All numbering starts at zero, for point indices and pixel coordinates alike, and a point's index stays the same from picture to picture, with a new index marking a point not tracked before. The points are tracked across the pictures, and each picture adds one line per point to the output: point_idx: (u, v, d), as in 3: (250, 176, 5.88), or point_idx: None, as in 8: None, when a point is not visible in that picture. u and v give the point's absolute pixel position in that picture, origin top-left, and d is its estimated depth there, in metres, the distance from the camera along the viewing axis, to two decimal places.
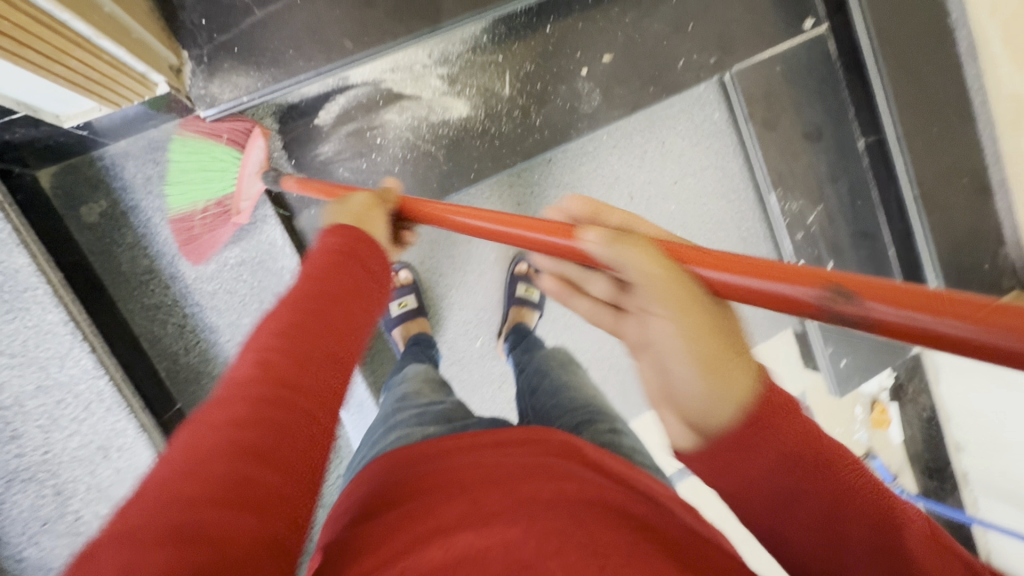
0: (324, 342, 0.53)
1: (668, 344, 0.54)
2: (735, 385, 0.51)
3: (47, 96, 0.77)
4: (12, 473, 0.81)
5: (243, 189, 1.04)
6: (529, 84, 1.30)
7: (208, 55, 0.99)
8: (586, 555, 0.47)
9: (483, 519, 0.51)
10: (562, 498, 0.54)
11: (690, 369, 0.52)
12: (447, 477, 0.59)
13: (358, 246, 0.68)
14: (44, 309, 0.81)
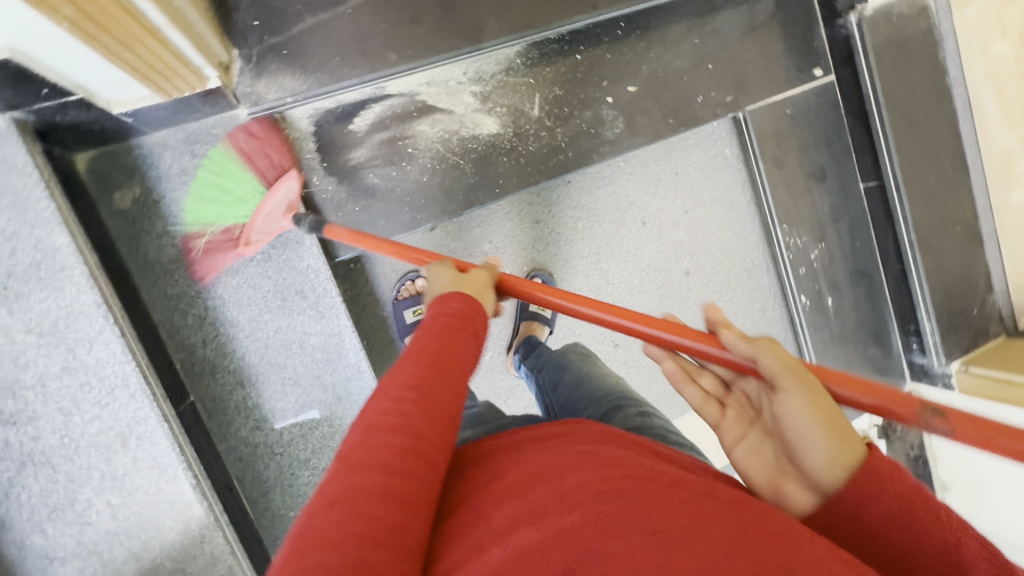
0: (430, 399, 0.69)
1: (794, 414, 0.67)
2: (852, 446, 0.63)
3: (107, 83, 0.78)
4: (26, 456, 0.79)
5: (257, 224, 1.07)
6: (557, 107, 1.35)
7: (257, 55, 1.02)
8: (644, 534, 0.54)
9: (545, 510, 0.60)
10: (617, 488, 0.61)
11: (822, 438, 0.64)
12: (520, 474, 0.69)
13: (473, 317, 0.85)
14: (78, 290, 0.80)
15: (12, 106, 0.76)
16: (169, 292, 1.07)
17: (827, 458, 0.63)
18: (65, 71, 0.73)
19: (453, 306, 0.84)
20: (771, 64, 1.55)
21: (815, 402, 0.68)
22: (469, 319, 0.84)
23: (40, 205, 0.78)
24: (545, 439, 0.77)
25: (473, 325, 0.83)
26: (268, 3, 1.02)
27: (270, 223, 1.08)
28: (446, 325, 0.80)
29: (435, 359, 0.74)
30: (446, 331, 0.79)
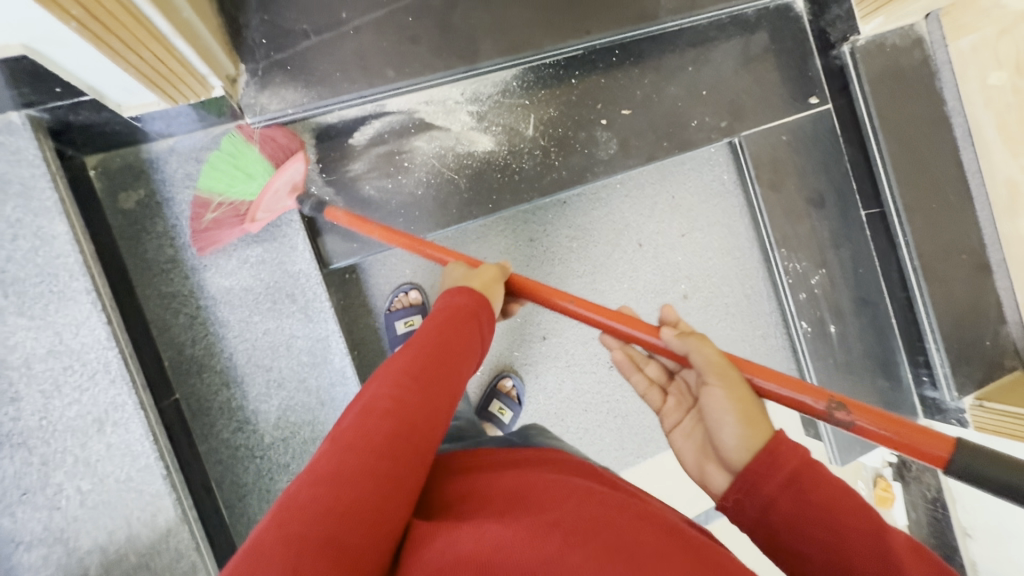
0: (415, 401, 0.71)
1: (715, 403, 0.77)
2: (763, 434, 0.71)
3: (117, 86, 0.84)
4: (3, 436, 0.81)
5: (263, 203, 1.08)
6: (551, 128, 1.39)
7: (262, 70, 1.09)
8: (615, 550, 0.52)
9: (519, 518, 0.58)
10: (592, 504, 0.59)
11: (735, 423, 0.73)
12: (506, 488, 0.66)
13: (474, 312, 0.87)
14: (71, 277, 0.84)
15: (27, 105, 0.81)
16: (160, 288, 1.10)
17: (738, 442, 0.72)
18: (78, 72, 0.79)
19: (462, 295, 0.88)
20: (766, 93, 1.58)
21: (736, 403, 0.75)
22: (478, 302, 0.88)
23: (44, 194, 0.83)
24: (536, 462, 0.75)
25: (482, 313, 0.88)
26: (276, 24, 1.09)
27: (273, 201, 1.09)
28: (456, 316, 0.85)
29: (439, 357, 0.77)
30: (455, 321, 0.84)
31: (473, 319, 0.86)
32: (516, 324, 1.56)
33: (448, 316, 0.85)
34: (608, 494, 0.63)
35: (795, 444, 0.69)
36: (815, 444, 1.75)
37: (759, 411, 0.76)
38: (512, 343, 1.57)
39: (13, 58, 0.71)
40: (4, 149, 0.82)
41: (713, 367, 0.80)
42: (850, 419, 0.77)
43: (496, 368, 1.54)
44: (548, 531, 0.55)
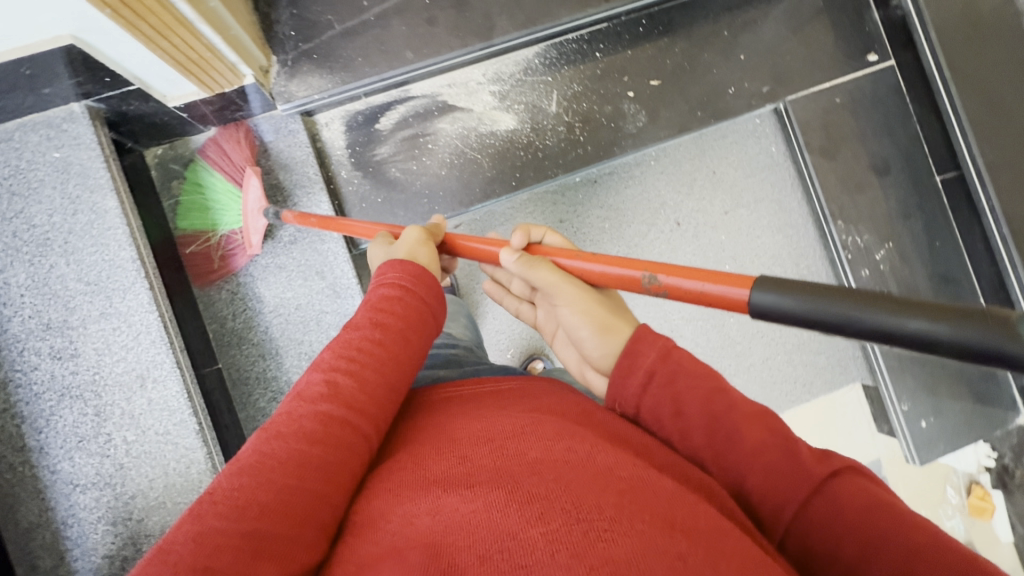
0: (361, 373, 0.68)
1: (574, 322, 0.82)
2: (621, 335, 0.78)
3: (155, 73, 0.94)
4: (65, 389, 0.92)
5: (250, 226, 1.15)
6: (576, 103, 1.37)
7: (291, 60, 1.16)
8: (567, 520, 0.48)
9: (469, 483, 0.55)
10: (553, 463, 0.55)
11: (591, 332, 0.80)
12: (477, 435, 0.63)
13: (413, 282, 0.80)
14: (120, 246, 0.93)
15: (85, 95, 0.92)
16: (207, 269, 1.19)
17: (604, 351, 0.78)
18: (121, 61, 0.88)
19: (393, 274, 0.81)
20: (816, 52, 1.45)
21: (585, 318, 0.81)
22: (416, 281, 0.81)
23: (98, 173, 0.93)
24: (518, 402, 0.71)
25: (425, 296, 0.80)
26: (304, 16, 1.16)
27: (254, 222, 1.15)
28: (386, 295, 0.78)
29: (374, 341, 0.72)
30: (389, 304, 0.77)
31: (415, 300, 0.79)
32: None
33: (389, 297, 0.78)
34: (576, 445, 0.58)
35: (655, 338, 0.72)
36: (890, 441, 1.56)
37: (618, 311, 0.83)
38: None
39: (62, 49, 0.80)
40: (66, 136, 0.93)
41: (551, 285, 0.84)
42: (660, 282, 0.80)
43: (527, 352, 1.52)
44: (496, 501, 0.51)
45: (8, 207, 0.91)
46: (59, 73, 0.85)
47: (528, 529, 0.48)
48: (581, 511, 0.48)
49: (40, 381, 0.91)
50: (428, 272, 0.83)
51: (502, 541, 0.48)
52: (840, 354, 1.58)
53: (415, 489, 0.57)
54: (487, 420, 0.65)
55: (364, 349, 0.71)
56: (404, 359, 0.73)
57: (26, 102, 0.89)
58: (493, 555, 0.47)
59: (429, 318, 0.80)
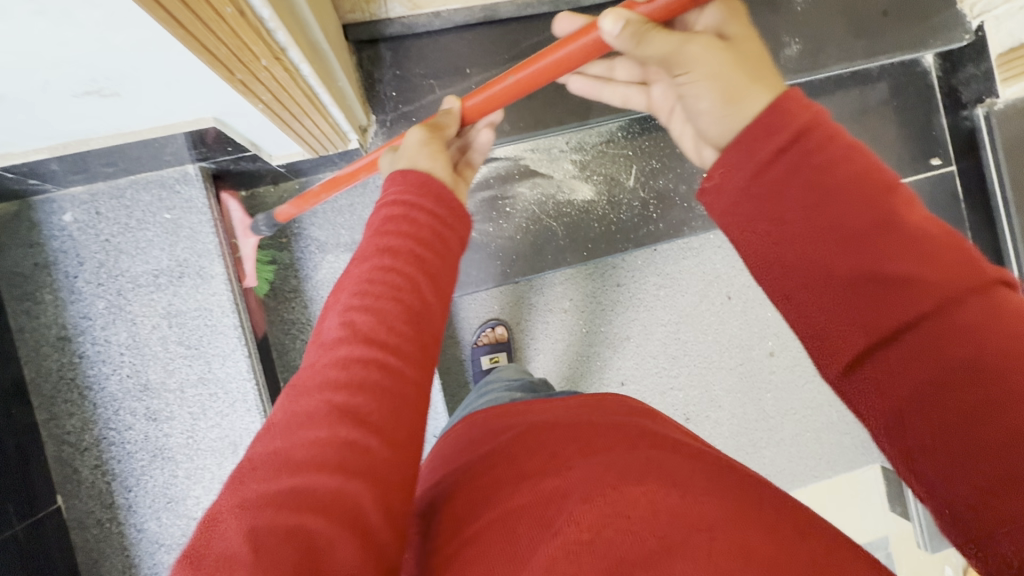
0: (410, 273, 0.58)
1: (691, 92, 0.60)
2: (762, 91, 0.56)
3: (273, 142, 0.94)
4: (158, 449, 0.92)
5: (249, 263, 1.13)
6: (652, 180, 1.39)
7: (390, 121, 1.17)
8: (667, 485, 0.51)
9: (561, 461, 0.57)
10: (639, 443, 0.59)
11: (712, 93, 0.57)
12: (558, 423, 0.65)
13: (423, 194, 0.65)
14: (223, 313, 0.94)
15: (200, 159, 0.91)
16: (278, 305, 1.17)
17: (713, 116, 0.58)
18: (248, 136, 0.89)
19: (395, 205, 0.64)
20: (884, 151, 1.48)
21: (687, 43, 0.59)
22: (423, 191, 0.65)
23: (207, 238, 0.94)
24: (585, 398, 0.75)
25: (442, 213, 0.64)
26: (406, 77, 1.16)
27: (247, 248, 1.11)
28: (402, 213, 0.63)
29: (388, 264, 0.58)
30: (396, 220, 0.62)
31: (426, 215, 0.63)
32: (594, 367, 1.55)
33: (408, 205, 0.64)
34: (657, 433, 0.63)
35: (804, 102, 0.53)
36: (901, 522, 1.66)
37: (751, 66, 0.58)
38: (590, 385, 1.56)
39: (202, 130, 0.80)
40: (178, 198, 0.93)
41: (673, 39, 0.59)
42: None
43: None
44: (591, 468, 0.54)
45: (115, 265, 0.92)
46: (184, 145, 0.84)
47: (629, 488, 0.51)
48: (669, 478, 0.52)
49: (133, 440, 0.92)
50: (434, 180, 0.66)
51: (604, 496, 0.50)
52: (866, 436, 1.65)
53: (508, 468, 0.59)
54: (559, 414, 0.68)
55: (383, 270, 0.57)
56: (434, 287, 0.59)
57: (146, 165, 0.88)
58: (597, 502, 0.50)
59: (448, 243, 0.64)
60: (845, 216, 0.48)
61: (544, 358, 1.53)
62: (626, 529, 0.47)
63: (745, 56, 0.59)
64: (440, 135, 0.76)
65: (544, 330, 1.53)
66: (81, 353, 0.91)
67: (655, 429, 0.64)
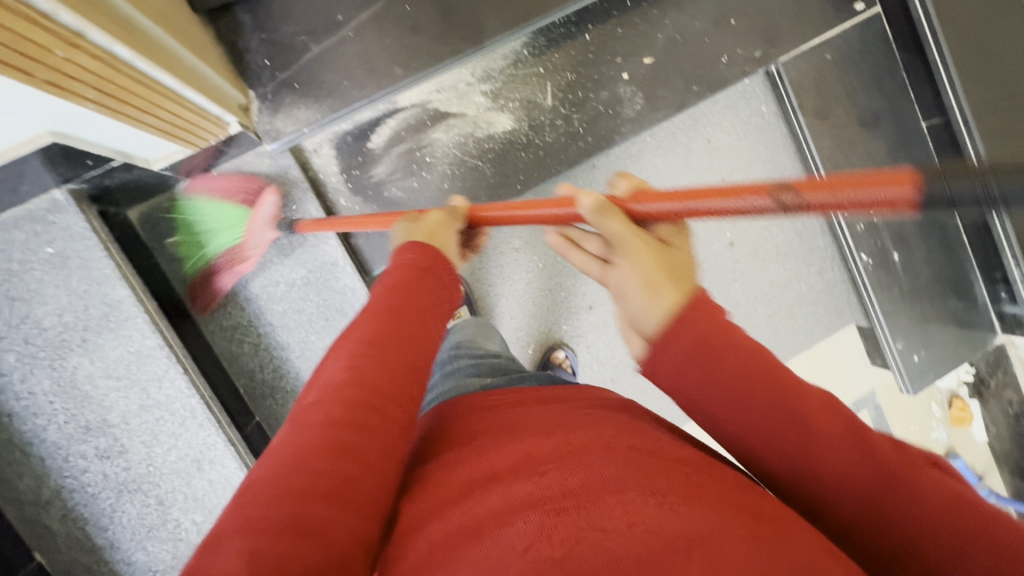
0: (401, 357, 0.61)
1: (622, 278, 0.70)
2: (670, 298, 0.64)
3: (141, 145, 0.87)
4: (122, 484, 0.90)
5: (250, 241, 1.12)
6: (570, 93, 1.31)
7: (271, 93, 1.08)
8: (646, 493, 0.46)
9: (535, 469, 0.51)
10: (619, 446, 0.53)
11: (640, 294, 0.67)
12: (526, 426, 0.60)
13: (433, 265, 0.75)
14: (143, 335, 0.89)
15: (66, 180, 0.84)
16: (209, 299, 1.14)
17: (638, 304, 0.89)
18: (108, 144, 0.82)
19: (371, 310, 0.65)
20: (803, 7, 1.42)
21: (647, 257, 0.70)
22: (423, 268, 0.73)
23: (102, 263, 0.87)
24: (551, 397, 0.68)
25: (438, 287, 0.72)
26: (276, 41, 1.07)
27: (258, 238, 1.12)
28: (406, 274, 0.71)
29: (372, 350, 0.60)
30: (409, 282, 0.70)
31: (419, 271, 0.72)
32: (560, 299, 1.53)
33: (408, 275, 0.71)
34: (648, 437, 0.57)
35: (764, 360, 0.58)
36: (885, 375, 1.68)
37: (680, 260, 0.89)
38: (559, 317, 1.55)
39: (46, 147, 0.74)
40: (56, 228, 0.86)
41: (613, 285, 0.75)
42: (804, 201, 0.58)
43: (547, 344, 1.54)
44: (568, 479, 0.49)
45: (13, 313, 0.85)
46: (41, 169, 0.78)
47: (607, 497, 0.46)
48: (647, 484, 0.47)
49: (93, 482, 0.90)
50: (438, 254, 0.76)
51: (576, 509, 0.45)
52: (836, 301, 1.63)
53: (464, 480, 0.54)
54: (536, 417, 0.62)
55: (360, 357, 0.59)
56: (409, 349, 0.62)
57: (5, 200, 0.81)
58: (569, 516, 0.45)
59: (431, 289, 0.71)
60: (741, 400, 0.56)
61: (508, 302, 1.51)
62: (601, 542, 0.42)
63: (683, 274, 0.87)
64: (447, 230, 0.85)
65: (507, 273, 1.51)
66: (8, 412, 0.86)
67: (641, 430, 0.58)
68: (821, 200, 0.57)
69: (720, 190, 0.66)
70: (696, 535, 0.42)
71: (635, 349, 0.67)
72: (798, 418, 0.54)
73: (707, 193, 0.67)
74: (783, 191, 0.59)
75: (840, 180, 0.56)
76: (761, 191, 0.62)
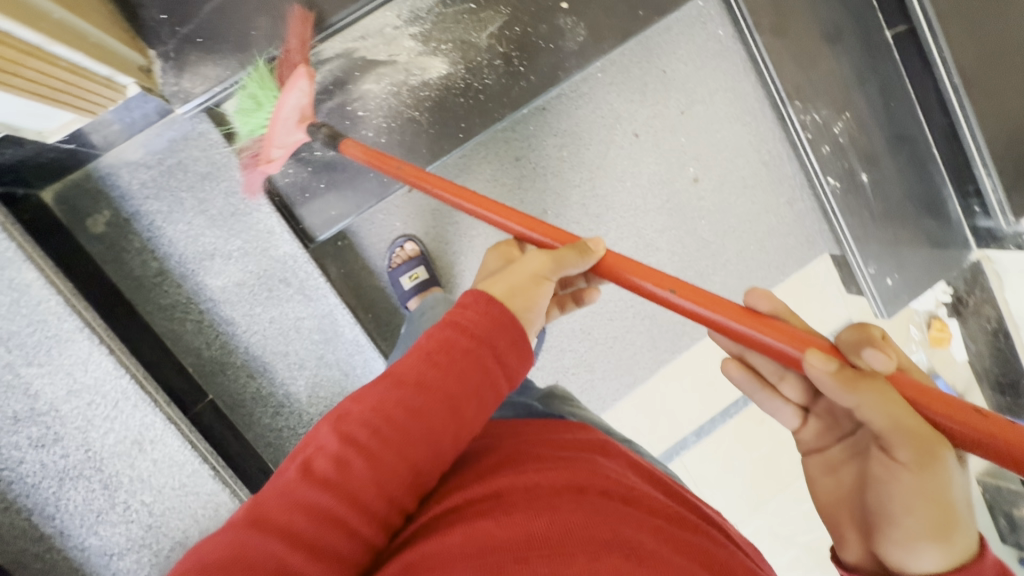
0: (442, 434, 0.55)
1: (885, 489, 0.53)
2: (963, 550, 0.50)
3: (27, 114, 0.84)
4: (62, 472, 0.88)
5: (278, 136, 1.02)
6: (507, 29, 1.23)
7: (173, 50, 1.02)
8: (615, 549, 0.45)
9: (506, 508, 0.51)
10: (589, 493, 0.52)
11: (926, 540, 0.50)
12: (512, 464, 0.58)
13: (504, 347, 0.59)
14: (60, 319, 0.86)
15: None
16: (251, 182, 1.08)
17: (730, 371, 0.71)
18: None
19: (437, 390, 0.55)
20: None
21: (950, 478, 0.51)
22: (490, 351, 0.58)
23: (1, 246, 0.84)
24: (549, 434, 0.65)
25: (507, 371, 0.59)
26: None
27: (286, 133, 1.02)
28: (466, 345, 0.58)
29: (403, 407, 0.54)
30: (468, 371, 0.56)
31: (484, 351, 0.58)
32: None
33: (450, 341, 0.58)
34: (623, 481, 0.57)
35: (980, 558, 0.50)
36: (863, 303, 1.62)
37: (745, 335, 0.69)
38: None
39: None
40: None
41: (814, 444, 0.64)
42: (963, 432, 0.51)
43: None
44: (538, 527, 0.48)
45: None
46: None
47: (581, 561, 0.44)
48: (618, 541, 0.46)
49: (31, 472, 0.87)
50: (517, 328, 0.60)
51: (542, 559, 0.45)
52: (808, 230, 1.57)
53: (444, 517, 0.52)
54: (529, 454, 0.59)
55: (395, 419, 0.53)
56: (450, 421, 0.55)
57: None
58: (531, 566, 0.44)
59: (491, 376, 0.58)
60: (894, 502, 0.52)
61: None
62: None
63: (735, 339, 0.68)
64: (540, 284, 0.68)
65: None
66: None
67: (615, 481, 0.56)
68: (955, 427, 0.51)
69: (941, 397, 0.53)
70: None
71: (850, 550, 0.57)
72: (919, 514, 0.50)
73: (928, 398, 0.53)
74: (982, 434, 0.50)
75: (1001, 418, 0.50)
76: (977, 429, 0.50)
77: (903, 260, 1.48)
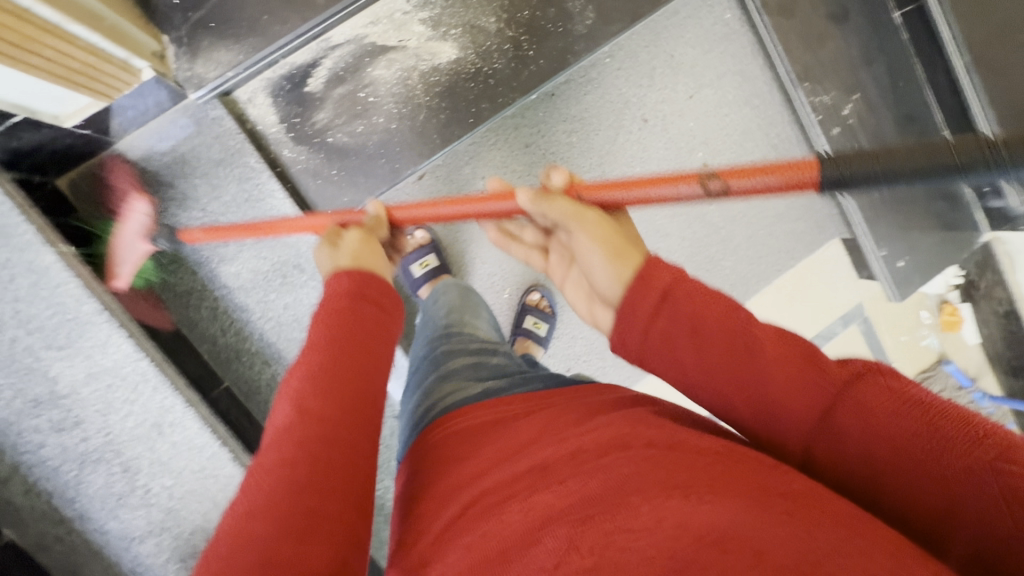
0: (369, 373, 0.60)
1: (582, 247, 0.71)
2: (635, 263, 0.65)
3: (44, 96, 0.85)
4: (83, 455, 0.88)
5: (120, 254, 1.05)
6: (516, 13, 1.23)
7: (186, 36, 1.05)
8: (668, 489, 0.47)
9: (557, 479, 0.52)
10: (637, 445, 0.53)
11: (604, 262, 0.67)
12: (547, 433, 0.59)
13: (365, 284, 0.69)
14: (79, 301, 0.86)
15: None
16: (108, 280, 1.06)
17: (609, 276, 0.67)
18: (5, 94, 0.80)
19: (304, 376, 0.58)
20: None
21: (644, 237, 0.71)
22: (366, 289, 0.69)
23: (19, 230, 0.84)
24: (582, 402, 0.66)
25: (387, 306, 0.70)
26: None
27: (131, 250, 1.06)
28: (354, 301, 0.67)
29: (332, 363, 0.59)
30: (354, 310, 0.66)
31: (370, 304, 0.68)
32: None
33: (336, 305, 0.66)
34: (672, 428, 0.56)
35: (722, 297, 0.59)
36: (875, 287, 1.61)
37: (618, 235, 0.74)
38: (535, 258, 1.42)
39: None
40: None
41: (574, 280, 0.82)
42: None
43: (522, 285, 1.42)
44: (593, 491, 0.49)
45: None
46: None
47: (636, 506, 0.46)
48: (670, 482, 0.47)
49: (52, 455, 0.87)
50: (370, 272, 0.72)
51: (598, 516, 0.47)
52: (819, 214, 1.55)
53: (497, 490, 0.54)
54: (560, 420, 0.61)
55: (327, 373, 0.58)
56: (369, 364, 0.61)
57: None
58: (593, 524, 0.46)
59: (375, 315, 0.67)
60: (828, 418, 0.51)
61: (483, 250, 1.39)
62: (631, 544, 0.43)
63: (614, 241, 0.70)
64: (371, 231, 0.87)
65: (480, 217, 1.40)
66: None
67: (660, 424, 0.56)
68: None
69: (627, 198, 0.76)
70: (719, 527, 0.42)
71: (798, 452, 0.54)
72: (880, 421, 0.48)
73: None
74: None
75: None
76: None
77: (914, 241, 1.47)
